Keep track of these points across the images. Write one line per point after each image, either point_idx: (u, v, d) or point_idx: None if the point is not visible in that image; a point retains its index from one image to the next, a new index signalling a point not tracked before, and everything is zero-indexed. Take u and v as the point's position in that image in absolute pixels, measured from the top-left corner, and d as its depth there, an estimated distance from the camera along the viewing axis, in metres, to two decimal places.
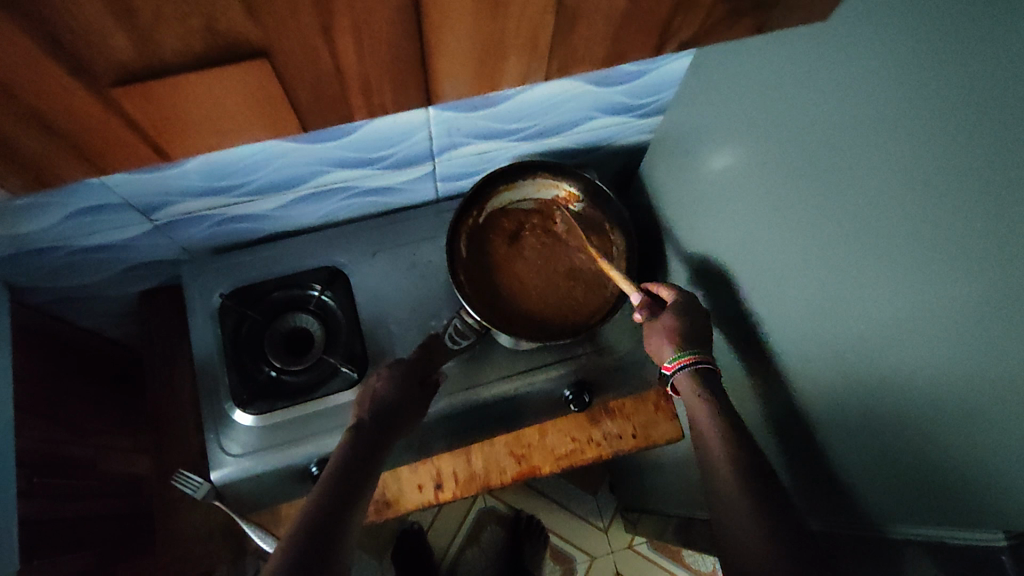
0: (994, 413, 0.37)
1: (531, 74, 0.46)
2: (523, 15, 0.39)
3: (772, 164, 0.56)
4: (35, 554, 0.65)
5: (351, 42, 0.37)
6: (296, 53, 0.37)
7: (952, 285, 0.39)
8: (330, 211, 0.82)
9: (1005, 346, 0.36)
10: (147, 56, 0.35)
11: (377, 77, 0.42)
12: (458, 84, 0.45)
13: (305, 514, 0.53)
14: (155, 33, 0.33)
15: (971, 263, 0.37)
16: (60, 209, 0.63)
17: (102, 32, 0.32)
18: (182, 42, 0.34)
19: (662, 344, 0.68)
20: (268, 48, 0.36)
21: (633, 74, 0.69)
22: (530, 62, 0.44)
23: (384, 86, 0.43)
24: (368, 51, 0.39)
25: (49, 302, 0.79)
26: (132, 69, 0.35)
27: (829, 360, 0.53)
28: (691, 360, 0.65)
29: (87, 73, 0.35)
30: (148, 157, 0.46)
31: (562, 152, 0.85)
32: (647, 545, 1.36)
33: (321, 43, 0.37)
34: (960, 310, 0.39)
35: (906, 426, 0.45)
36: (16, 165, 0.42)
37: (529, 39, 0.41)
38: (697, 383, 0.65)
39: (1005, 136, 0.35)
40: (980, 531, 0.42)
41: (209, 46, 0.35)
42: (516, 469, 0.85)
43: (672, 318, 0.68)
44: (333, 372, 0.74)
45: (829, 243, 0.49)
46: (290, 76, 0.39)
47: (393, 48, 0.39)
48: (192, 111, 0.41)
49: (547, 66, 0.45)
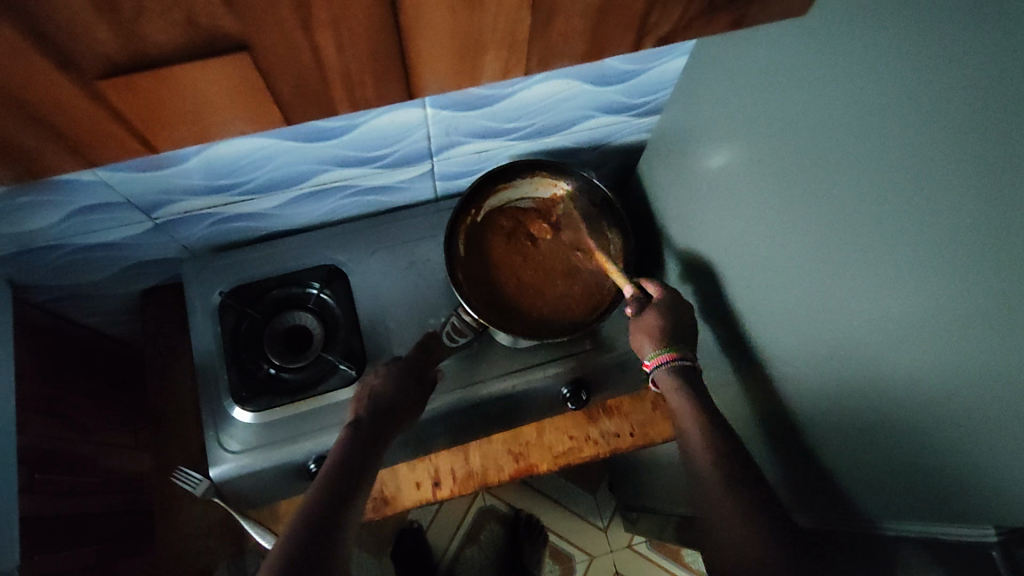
0: (982, 406, 0.38)
1: (512, 69, 0.46)
2: (500, 10, 0.39)
3: (765, 163, 0.56)
4: (36, 549, 0.66)
5: (330, 36, 0.38)
6: (277, 46, 0.37)
7: (939, 279, 0.39)
8: (329, 210, 0.82)
9: (993, 338, 0.36)
10: (131, 49, 0.35)
11: (359, 71, 0.42)
12: (440, 80, 0.46)
13: (303, 510, 0.53)
14: (139, 27, 0.34)
15: (957, 256, 0.38)
16: (61, 207, 0.63)
17: (86, 27, 0.33)
18: (165, 35, 0.35)
19: (643, 341, 0.69)
20: (250, 42, 0.37)
21: (629, 73, 0.70)
22: (510, 57, 0.45)
23: (366, 80, 0.43)
24: (349, 45, 0.39)
25: (51, 300, 0.80)
26: (118, 63, 0.36)
27: (820, 356, 0.53)
28: (670, 358, 0.66)
29: (74, 68, 0.35)
30: (138, 151, 0.46)
31: (561, 151, 0.85)
32: (646, 544, 1.37)
33: (302, 37, 0.37)
34: (947, 303, 0.39)
35: (897, 421, 0.46)
36: (7, 156, 0.43)
37: (507, 34, 0.42)
38: (674, 380, 0.66)
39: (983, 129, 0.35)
40: (973, 526, 0.42)
41: (191, 39, 0.35)
42: (513, 467, 0.86)
43: (655, 317, 0.68)
44: (331, 370, 0.74)
45: (822, 242, 0.50)
46: (274, 69, 0.39)
47: (373, 43, 0.39)
48: (179, 104, 0.41)
49: (529, 61, 0.46)
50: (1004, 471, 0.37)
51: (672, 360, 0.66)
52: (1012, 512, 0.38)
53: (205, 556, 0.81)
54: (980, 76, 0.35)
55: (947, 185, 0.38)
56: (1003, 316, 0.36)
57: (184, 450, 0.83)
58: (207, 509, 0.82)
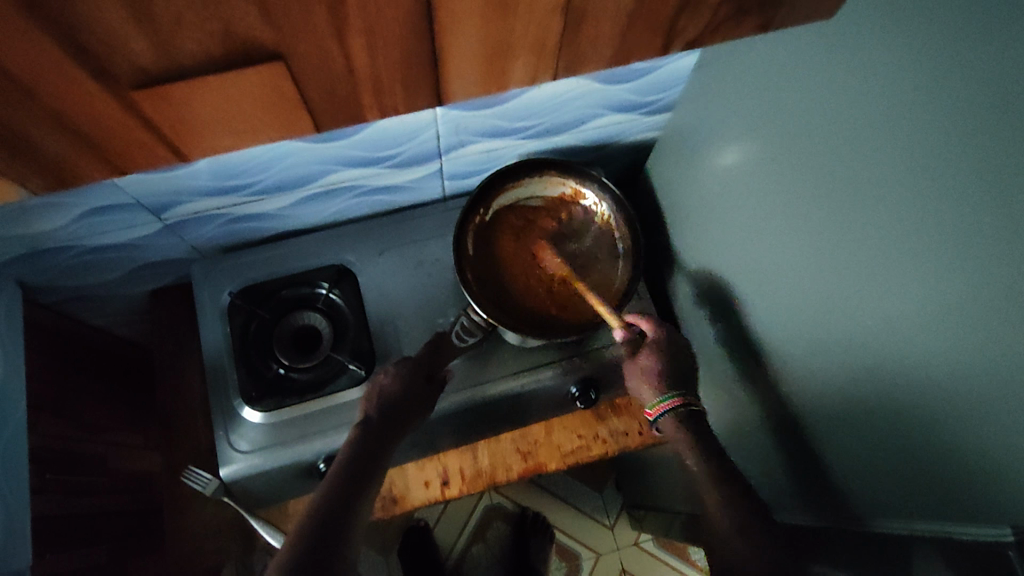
0: (1002, 411, 0.37)
1: (539, 76, 0.46)
2: (531, 15, 0.39)
3: (774, 163, 0.56)
4: (49, 550, 0.66)
5: (363, 44, 0.38)
6: (309, 56, 0.37)
7: (954, 282, 0.39)
8: (339, 210, 0.82)
9: (1006, 338, 0.36)
10: (165, 59, 0.35)
11: (389, 78, 0.42)
12: (468, 86, 0.45)
13: (312, 511, 0.53)
14: (173, 37, 0.34)
15: (976, 260, 0.38)
16: (74, 208, 0.63)
17: (123, 37, 0.33)
18: (200, 46, 0.35)
19: (643, 387, 0.69)
20: (283, 50, 0.36)
21: (640, 72, 0.70)
22: (538, 63, 0.44)
23: (394, 88, 0.43)
24: (380, 53, 0.39)
25: (61, 300, 0.80)
26: (152, 72, 0.36)
27: (829, 355, 0.53)
28: (676, 405, 0.66)
29: (107, 77, 0.35)
30: (163, 162, 0.46)
31: (570, 150, 0.85)
32: (652, 542, 1.37)
33: (335, 45, 0.37)
34: (960, 305, 0.39)
35: (912, 424, 0.45)
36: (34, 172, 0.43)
37: (538, 41, 0.41)
38: (678, 426, 0.66)
39: (1005, 134, 0.35)
40: (990, 526, 0.41)
41: (224, 50, 0.36)
42: (522, 465, 0.86)
43: (654, 361, 0.69)
44: (341, 370, 0.74)
45: (832, 241, 0.50)
46: (307, 79, 0.39)
47: (403, 50, 0.39)
48: (206, 112, 0.41)
49: (557, 67, 0.45)
50: (1014, 467, 0.37)
51: (678, 405, 0.66)
52: (1021, 510, 0.38)
53: (215, 555, 0.81)
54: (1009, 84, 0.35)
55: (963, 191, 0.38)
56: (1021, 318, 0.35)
57: (194, 450, 0.83)
58: (217, 508, 0.82)
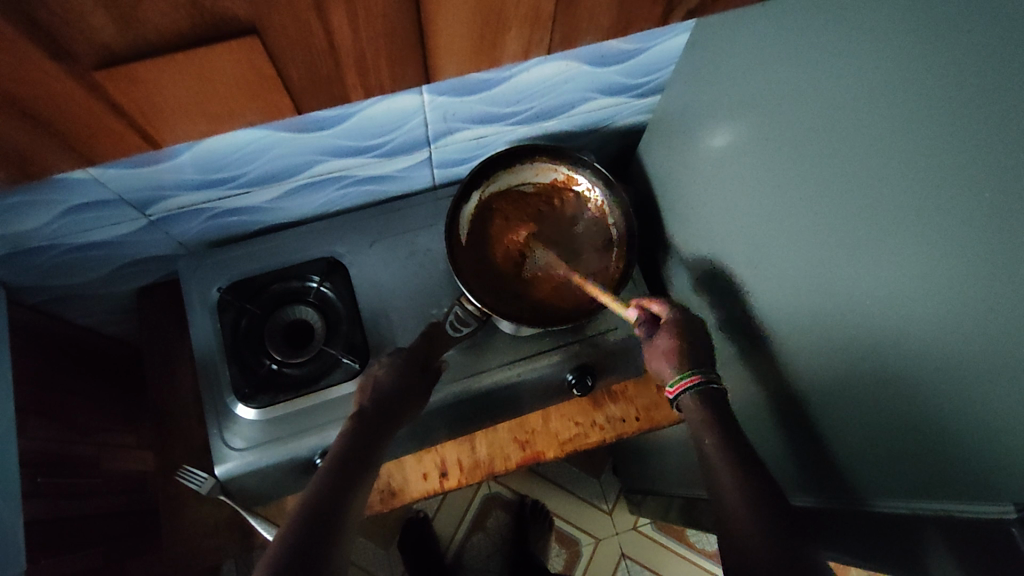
0: (998, 384, 0.37)
1: (535, 41, 0.51)
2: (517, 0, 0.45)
3: (769, 143, 0.55)
4: (42, 553, 0.65)
5: (346, 17, 0.41)
6: (289, 26, 0.40)
7: (942, 244, 0.39)
8: (327, 201, 0.81)
9: (1000, 303, 0.36)
10: (130, 34, 0.38)
11: (373, 54, 0.46)
12: (456, 62, 0.51)
13: (302, 505, 0.52)
14: (136, 12, 0.36)
15: (957, 218, 0.38)
16: (53, 206, 0.62)
17: (85, 13, 0.35)
18: (168, 20, 0.37)
19: (662, 366, 0.66)
20: (256, 22, 0.39)
21: (629, 53, 0.69)
22: (529, 34, 0.50)
23: (383, 64, 0.48)
24: (364, 28, 0.43)
25: (45, 301, 0.78)
26: (115, 51, 0.39)
27: (826, 335, 0.52)
28: (698, 379, 0.63)
29: (68, 53, 0.38)
30: (121, 129, 0.47)
31: (561, 135, 0.84)
32: (651, 525, 1.37)
33: (316, 18, 0.40)
34: (942, 273, 0.39)
35: (907, 398, 0.45)
36: (6, 142, 0.45)
37: (530, 13, 0.47)
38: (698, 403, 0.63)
39: (982, 89, 0.35)
40: (992, 504, 0.40)
41: (194, 23, 0.38)
42: (520, 454, 0.86)
43: (671, 339, 0.65)
44: (335, 364, 0.73)
45: (828, 218, 0.49)
46: (282, 52, 0.43)
47: (389, 24, 0.43)
48: (168, 86, 0.43)
49: (531, 29, 0.49)
50: (1009, 437, 0.37)
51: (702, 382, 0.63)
52: (1017, 484, 0.37)
53: (213, 554, 0.81)
54: (979, 50, 0.35)
55: (950, 160, 0.38)
56: (1011, 286, 0.35)
57: (188, 449, 0.82)
58: (214, 507, 0.82)
